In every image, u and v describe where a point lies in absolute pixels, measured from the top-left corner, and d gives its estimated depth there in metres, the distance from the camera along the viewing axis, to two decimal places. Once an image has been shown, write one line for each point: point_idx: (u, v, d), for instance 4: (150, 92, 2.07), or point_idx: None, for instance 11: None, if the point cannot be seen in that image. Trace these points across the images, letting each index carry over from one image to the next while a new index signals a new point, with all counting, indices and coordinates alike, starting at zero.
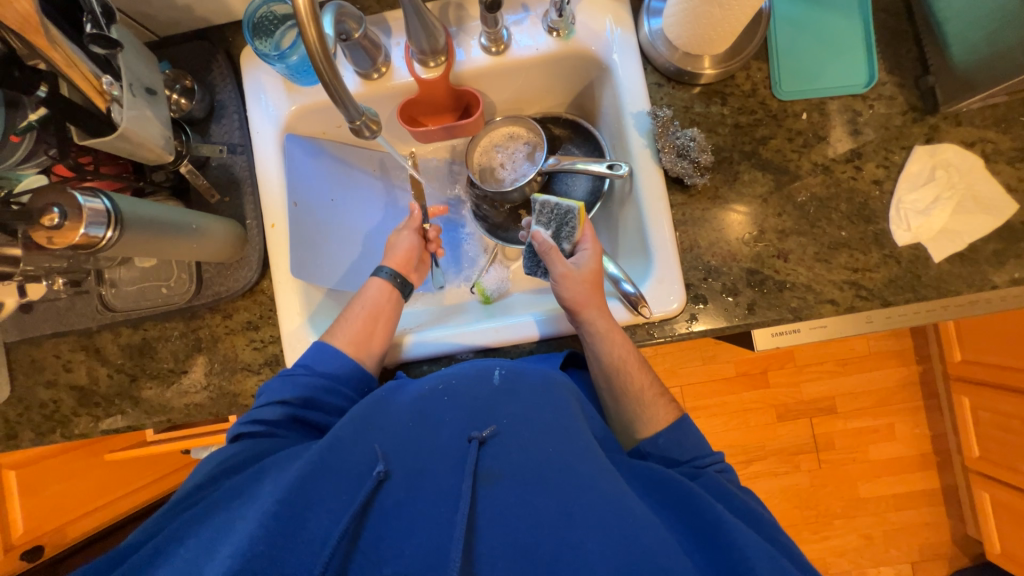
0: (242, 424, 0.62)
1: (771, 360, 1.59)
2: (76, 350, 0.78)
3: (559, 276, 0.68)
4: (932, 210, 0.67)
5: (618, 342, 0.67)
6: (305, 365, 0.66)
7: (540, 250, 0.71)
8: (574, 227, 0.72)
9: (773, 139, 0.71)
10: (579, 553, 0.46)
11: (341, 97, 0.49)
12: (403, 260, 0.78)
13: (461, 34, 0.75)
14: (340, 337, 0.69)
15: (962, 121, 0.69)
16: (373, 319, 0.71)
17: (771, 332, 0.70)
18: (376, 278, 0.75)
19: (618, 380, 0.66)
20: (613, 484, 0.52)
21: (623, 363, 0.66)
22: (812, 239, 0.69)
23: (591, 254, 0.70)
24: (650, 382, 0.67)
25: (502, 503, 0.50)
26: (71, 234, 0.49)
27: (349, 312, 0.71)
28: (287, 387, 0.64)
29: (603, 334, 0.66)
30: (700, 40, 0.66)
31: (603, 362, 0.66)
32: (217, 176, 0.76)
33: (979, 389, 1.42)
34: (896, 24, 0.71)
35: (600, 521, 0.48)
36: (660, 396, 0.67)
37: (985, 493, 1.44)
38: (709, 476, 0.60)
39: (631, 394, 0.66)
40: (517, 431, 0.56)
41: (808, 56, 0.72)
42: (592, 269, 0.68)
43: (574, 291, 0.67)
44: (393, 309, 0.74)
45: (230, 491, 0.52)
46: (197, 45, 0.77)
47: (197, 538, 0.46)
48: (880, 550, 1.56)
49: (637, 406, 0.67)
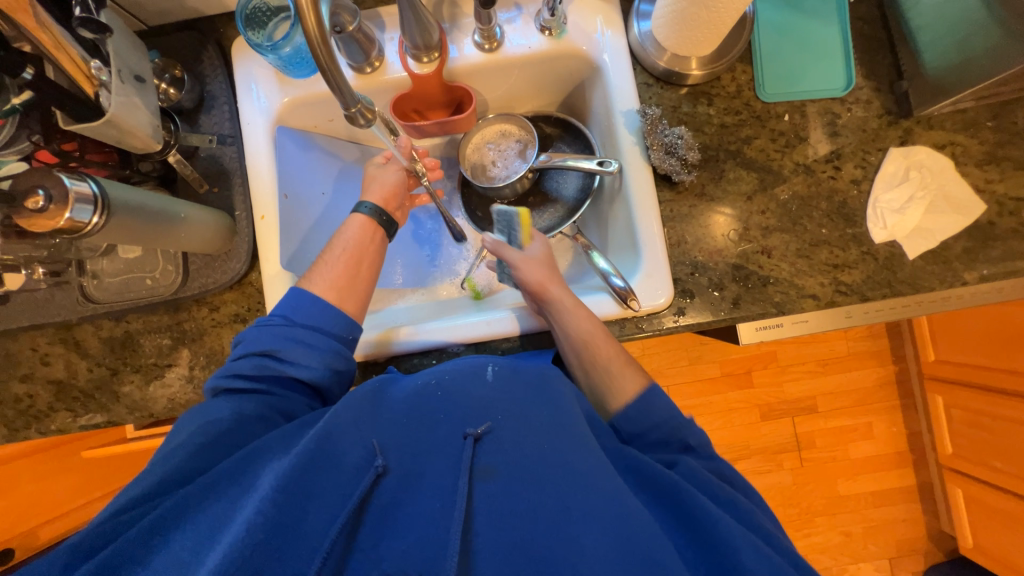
0: (226, 376, 0.61)
1: (755, 360, 1.63)
2: (55, 343, 0.76)
3: (517, 261, 0.71)
4: (907, 209, 0.70)
5: (584, 316, 0.68)
6: (282, 315, 0.64)
7: (491, 249, 0.73)
8: (517, 229, 0.75)
9: (756, 139, 0.73)
10: (574, 546, 0.48)
11: (338, 86, 0.48)
12: (386, 195, 0.75)
13: (455, 30, 0.76)
14: (319, 285, 0.66)
15: (933, 124, 0.72)
16: (356, 261, 0.69)
17: (754, 327, 0.72)
18: (356, 215, 0.72)
19: (587, 352, 0.67)
20: (608, 478, 0.52)
21: (588, 334, 0.67)
22: (794, 236, 0.72)
23: (541, 243, 0.75)
24: (617, 352, 0.67)
25: (497, 499, 0.51)
26: (55, 218, 0.48)
27: (329, 256, 0.69)
28: (264, 337, 0.62)
29: (569, 309, 0.68)
30: (688, 42, 0.68)
31: (570, 334, 0.67)
32: (206, 166, 0.75)
33: (951, 387, 1.47)
34: (872, 31, 0.74)
35: (593, 512, 0.49)
36: (626, 365, 0.66)
37: (958, 489, 1.50)
38: (686, 464, 0.59)
39: (600, 364, 0.66)
40: (513, 428, 0.56)
41: (791, 60, 0.74)
42: (542, 254, 0.73)
43: (531, 271, 0.70)
44: (378, 249, 0.72)
45: (223, 475, 0.51)
46: (188, 36, 0.76)
47: (196, 525, 0.48)
48: (860, 546, 1.60)
49: (608, 378, 0.66)
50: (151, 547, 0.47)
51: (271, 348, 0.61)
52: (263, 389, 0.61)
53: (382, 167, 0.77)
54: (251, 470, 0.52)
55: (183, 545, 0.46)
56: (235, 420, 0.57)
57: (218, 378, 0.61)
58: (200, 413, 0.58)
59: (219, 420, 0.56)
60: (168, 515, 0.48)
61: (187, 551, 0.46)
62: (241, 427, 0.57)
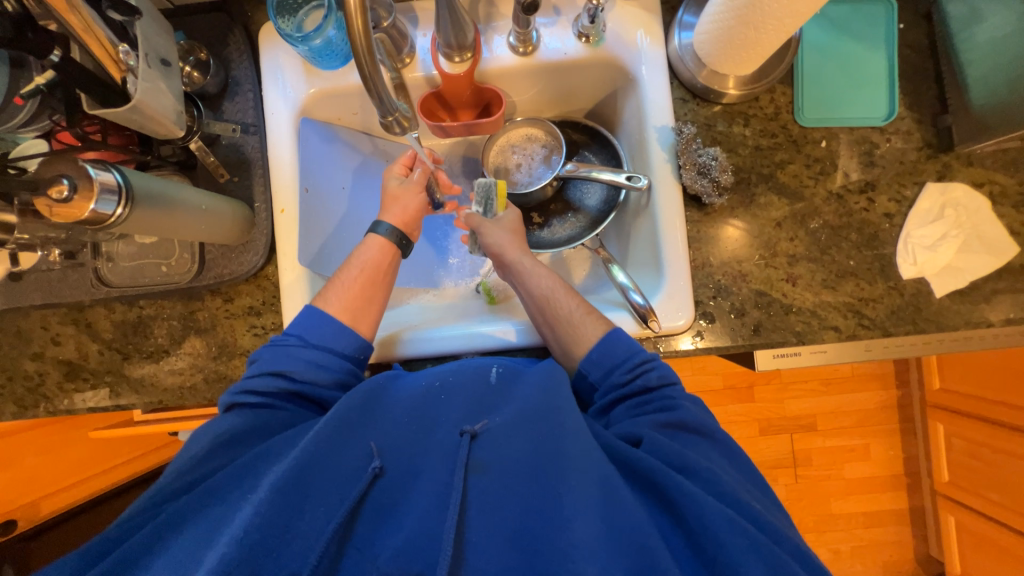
0: (236, 393, 0.60)
1: (758, 376, 1.62)
2: (66, 323, 0.75)
3: (482, 228, 0.77)
4: (938, 246, 0.69)
5: (544, 276, 0.71)
6: (297, 334, 0.63)
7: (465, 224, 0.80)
8: (494, 200, 0.79)
9: (790, 164, 0.72)
10: (565, 533, 0.46)
11: (377, 91, 0.47)
12: (408, 220, 0.73)
13: (490, 30, 0.74)
14: (333, 303, 0.66)
15: (973, 161, 0.70)
16: (370, 282, 0.68)
17: (772, 354, 0.71)
18: (375, 235, 0.71)
19: (548, 306, 0.69)
20: (595, 467, 0.50)
21: (551, 291, 0.70)
22: (821, 266, 0.70)
23: (513, 212, 0.80)
24: (578, 304, 0.68)
25: (490, 496, 0.51)
26: (80, 208, 0.47)
27: (344, 274, 0.68)
28: (281, 357, 0.61)
29: (530, 270, 0.72)
30: (730, 60, 0.66)
31: (533, 292, 0.71)
32: (227, 154, 0.73)
33: (953, 417, 1.47)
34: (919, 60, 0.72)
35: (581, 497, 0.48)
36: (587, 314, 0.67)
37: (950, 516, 1.50)
38: (653, 438, 0.54)
39: (561, 316, 0.67)
40: (508, 427, 0.55)
41: (834, 84, 0.72)
42: (512, 220, 0.78)
43: (496, 239, 0.76)
44: (392, 271, 0.71)
45: (232, 477, 0.51)
46: (215, 17, 0.74)
47: (192, 531, 0.47)
48: (847, 565, 1.61)
49: (570, 329, 0.66)
50: (153, 548, 0.47)
51: (285, 368, 0.60)
52: (274, 406, 0.60)
53: (403, 185, 0.74)
54: (255, 473, 0.52)
55: (181, 549, 0.46)
56: (245, 429, 0.57)
57: (230, 394, 0.60)
58: (208, 428, 0.58)
59: (230, 427, 0.56)
60: (173, 518, 0.48)
61: (185, 553, 0.45)
62: (251, 431, 0.57)
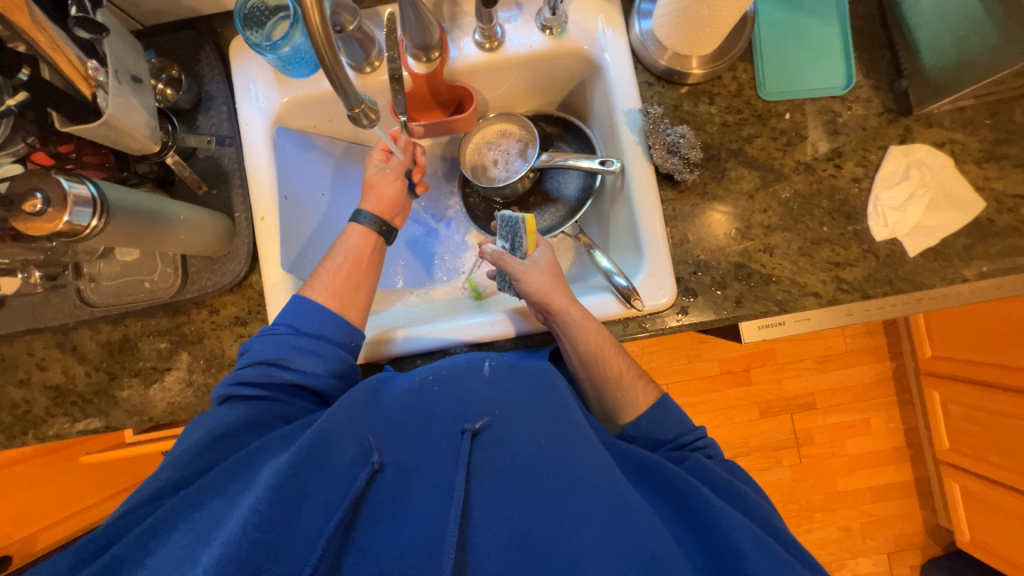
0: (230, 385, 0.61)
1: (753, 358, 1.64)
2: (52, 347, 0.75)
3: (520, 273, 0.67)
4: (907, 206, 0.71)
5: (594, 330, 0.66)
6: (286, 323, 0.64)
7: (493, 261, 0.69)
8: (523, 239, 0.72)
9: (758, 138, 0.73)
10: (570, 542, 0.46)
11: (342, 85, 0.48)
12: (386, 206, 0.74)
13: (455, 30, 0.76)
14: (319, 291, 0.66)
15: (933, 122, 0.72)
16: (355, 268, 0.69)
17: (756, 324, 0.72)
18: (356, 223, 0.71)
19: (598, 367, 0.65)
20: (604, 471, 0.51)
21: (601, 350, 0.65)
22: (796, 234, 0.72)
23: (546, 251, 0.72)
24: (628, 366, 0.66)
25: (495, 496, 0.49)
26: (54, 221, 0.48)
27: (329, 261, 0.69)
28: (271, 346, 0.62)
29: (579, 322, 0.65)
30: (690, 41, 0.68)
31: (581, 349, 0.65)
32: (204, 168, 0.74)
33: (948, 383, 1.48)
34: (871, 30, 0.74)
35: (591, 506, 0.48)
36: (638, 379, 0.66)
37: (955, 483, 1.51)
38: (695, 460, 0.59)
39: (611, 378, 0.65)
40: (508, 423, 0.53)
41: (792, 59, 0.74)
42: (546, 261, 0.70)
43: (538, 284, 0.67)
44: (377, 259, 0.71)
45: (227, 472, 0.51)
46: (185, 35, 0.75)
47: (192, 524, 0.47)
48: (858, 541, 1.61)
49: (617, 391, 0.66)
50: (148, 548, 0.46)
51: (277, 357, 0.61)
52: (267, 397, 0.60)
53: (381, 171, 0.75)
54: (250, 469, 0.51)
55: (180, 543, 0.45)
56: (241, 422, 0.57)
57: (224, 386, 0.61)
58: (201, 424, 0.57)
59: (222, 425, 0.56)
60: (164, 519, 0.47)
61: (185, 549, 0.44)
62: (248, 425, 0.57)
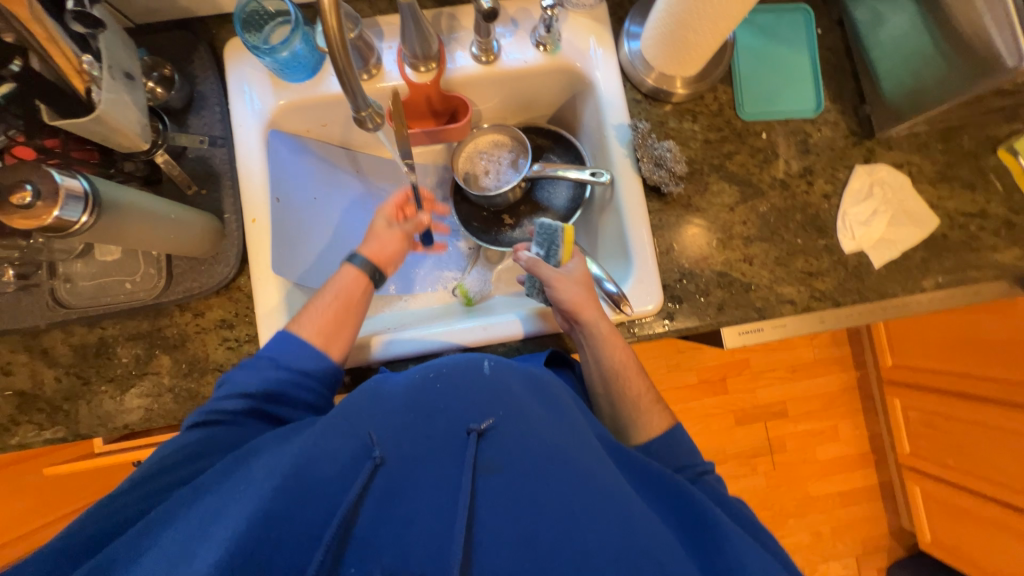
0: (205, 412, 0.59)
1: (729, 367, 1.69)
2: (18, 351, 0.71)
3: (553, 281, 0.69)
4: (872, 221, 0.76)
5: (618, 346, 0.69)
6: (268, 356, 0.63)
7: (527, 266, 0.72)
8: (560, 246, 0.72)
9: (737, 154, 0.78)
10: (577, 544, 0.46)
11: (353, 89, 0.50)
12: (383, 257, 0.74)
13: (454, 42, 0.78)
14: (306, 327, 0.66)
15: (892, 145, 0.79)
16: (344, 309, 0.68)
17: (738, 331, 0.77)
18: (349, 265, 0.72)
19: (615, 382, 0.69)
20: (604, 477, 0.52)
21: (623, 366, 0.69)
22: (773, 245, 0.76)
23: (581, 261, 0.72)
24: (646, 389, 0.70)
25: (501, 495, 0.49)
26: (42, 215, 0.46)
27: (319, 300, 0.69)
28: (251, 377, 0.61)
29: (605, 338, 0.68)
30: (674, 61, 0.72)
31: (603, 363, 0.69)
32: (194, 168, 0.73)
33: (907, 390, 1.57)
34: (836, 61, 0.81)
35: (593, 510, 0.49)
36: (655, 403, 0.69)
37: (916, 487, 1.58)
38: (707, 482, 0.61)
39: (628, 395, 0.69)
40: (513, 421, 0.53)
41: (767, 83, 0.80)
42: (580, 271, 0.71)
43: (571, 293, 0.68)
44: (364, 303, 0.71)
45: (229, 462, 0.52)
46: (178, 35, 0.75)
47: (190, 520, 0.45)
48: (829, 545, 1.67)
49: (633, 411, 0.69)
50: (143, 548, 0.44)
51: (253, 389, 0.60)
52: (240, 423, 0.59)
53: (387, 228, 0.76)
54: (249, 466, 0.50)
55: (178, 539, 0.44)
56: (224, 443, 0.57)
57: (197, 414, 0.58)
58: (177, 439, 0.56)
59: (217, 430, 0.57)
60: (161, 516, 0.47)
61: (183, 545, 0.43)
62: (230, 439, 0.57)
